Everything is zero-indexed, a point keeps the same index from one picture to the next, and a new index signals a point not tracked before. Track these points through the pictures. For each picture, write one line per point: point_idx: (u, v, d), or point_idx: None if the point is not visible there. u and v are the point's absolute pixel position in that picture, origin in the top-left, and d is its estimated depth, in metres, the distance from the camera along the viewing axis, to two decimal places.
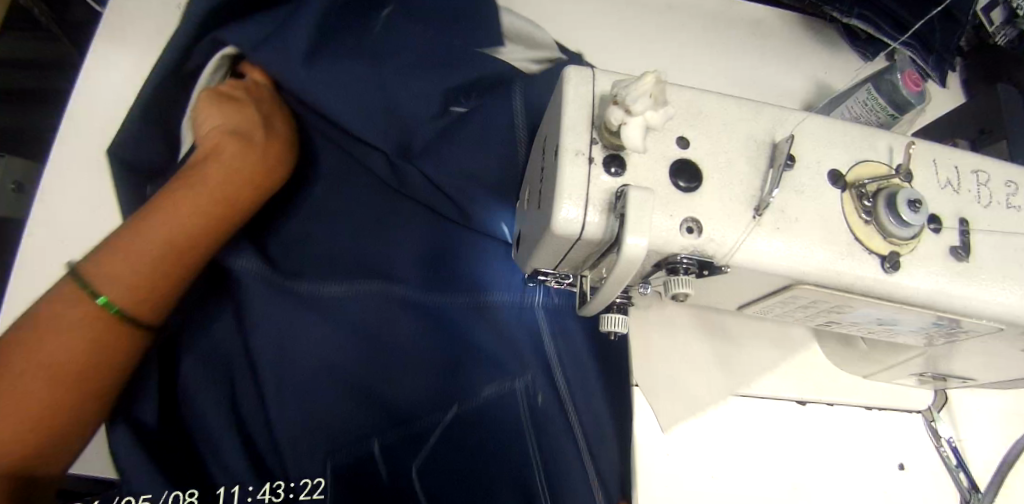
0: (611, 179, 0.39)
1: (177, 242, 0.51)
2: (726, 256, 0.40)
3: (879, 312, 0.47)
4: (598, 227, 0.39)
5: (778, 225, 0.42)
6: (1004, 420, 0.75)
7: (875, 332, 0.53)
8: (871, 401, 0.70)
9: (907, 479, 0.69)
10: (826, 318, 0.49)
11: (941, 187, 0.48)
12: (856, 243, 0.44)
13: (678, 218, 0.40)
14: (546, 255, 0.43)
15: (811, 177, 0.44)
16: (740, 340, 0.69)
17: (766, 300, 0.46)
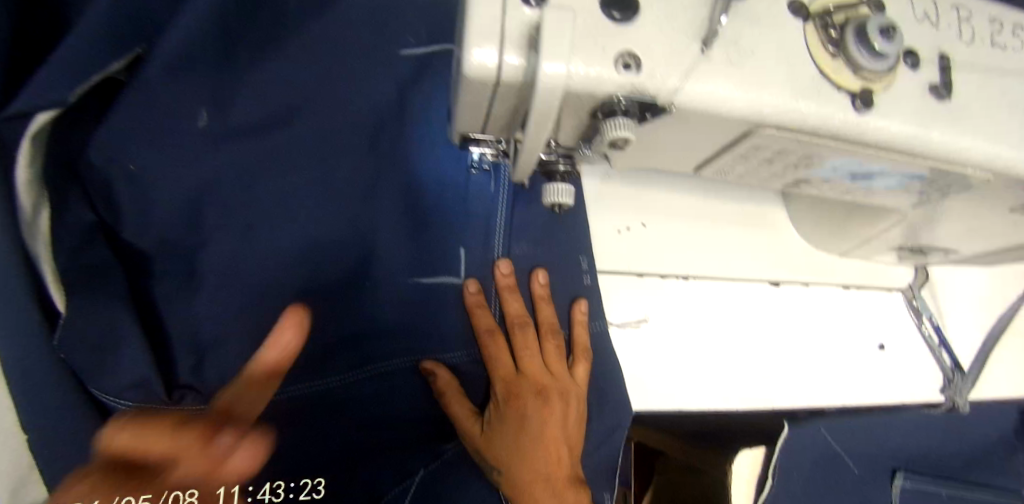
0: (530, 12, 0.34)
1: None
2: (670, 96, 0.35)
3: (851, 161, 0.43)
4: (517, 68, 0.33)
5: (729, 60, 0.36)
6: (985, 295, 0.74)
7: (849, 192, 0.49)
8: (847, 279, 0.68)
9: (884, 358, 0.68)
10: (795, 176, 0.45)
11: (919, 20, 0.43)
12: (821, 78, 0.39)
13: (613, 53, 0.34)
14: (471, 115, 0.38)
15: (767, 8, 0.39)
16: (707, 220, 0.64)
17: (723, 155, 0.42)
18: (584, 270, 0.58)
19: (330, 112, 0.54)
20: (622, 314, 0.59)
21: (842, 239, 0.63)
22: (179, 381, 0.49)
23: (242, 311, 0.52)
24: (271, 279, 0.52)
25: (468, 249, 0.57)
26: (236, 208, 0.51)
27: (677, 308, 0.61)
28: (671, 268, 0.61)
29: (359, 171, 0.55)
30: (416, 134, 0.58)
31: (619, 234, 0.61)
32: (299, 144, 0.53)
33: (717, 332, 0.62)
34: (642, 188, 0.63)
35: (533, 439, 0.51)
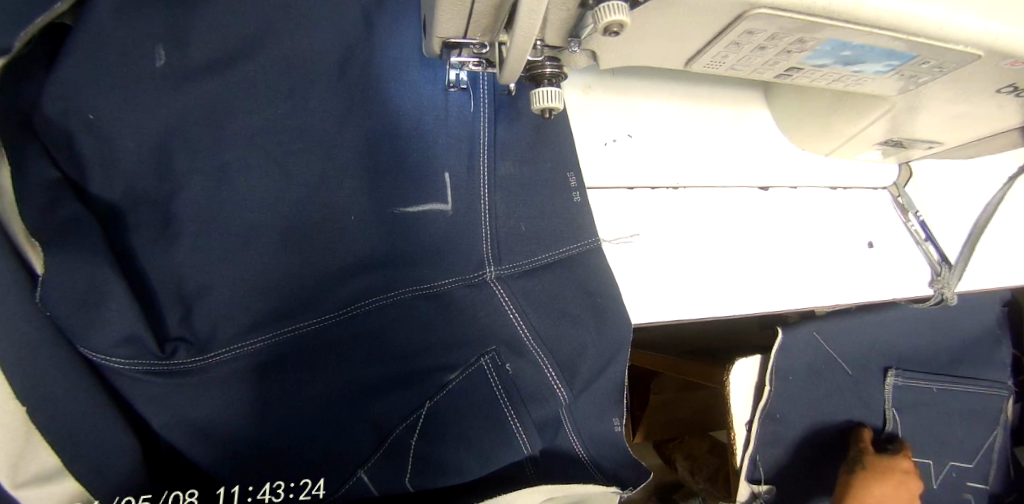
0: None
1: None
2: None
3: (845, 43, 0.41)
4: None
5: None
6: (960, 188, 0.77)
7: (839, 78, 0.48)
8: (835, 181, 0.70)
9: (874, 255, 0.71)
10: (785, 61, 0.44)
11: None
12: None
13: None
14: (450, 15, 0.35)
15: None
16: (694, 129, 0.65)
17: (717, 42, 0.41)
18: (574, 187, 0.57)
19: (291, 36, 0.50)
20: (612, 230, 0.61)
21: (826, 137, 0.64)
22: (170, 334, 0.48)
23: (228, 261, 0.49)
24: (257, 217, 0.50)
25: (453, 173, 0.55)
26: (206, 153, 0.49)
27: (671, 220, 0.63)
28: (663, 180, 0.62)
29: (330, 101, 0.51)
30: (387, 50, 0.53)
31: (606, 147, 0.61)
32: (261, 74, 0.49)
33: (711, 238, 0.64)
34: (626, 99, 0.62)
35: None
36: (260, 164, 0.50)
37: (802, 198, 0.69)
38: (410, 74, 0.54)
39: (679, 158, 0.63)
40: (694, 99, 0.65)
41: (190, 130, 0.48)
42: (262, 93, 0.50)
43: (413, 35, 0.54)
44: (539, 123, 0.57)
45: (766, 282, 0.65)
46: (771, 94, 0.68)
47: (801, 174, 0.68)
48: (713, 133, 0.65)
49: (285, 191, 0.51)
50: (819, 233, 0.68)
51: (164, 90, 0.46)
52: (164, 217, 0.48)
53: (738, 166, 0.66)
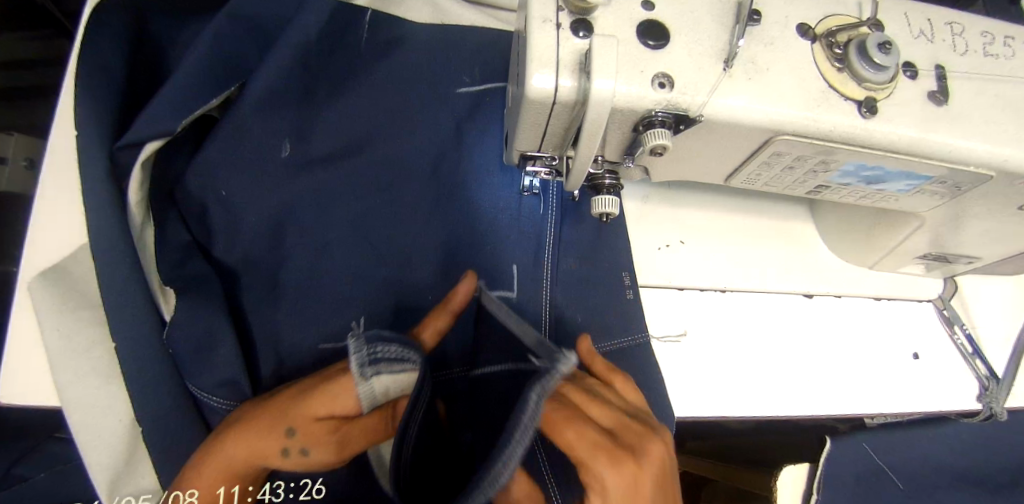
0: (580, 42, 0.40)
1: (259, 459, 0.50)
2: (700, 108, 0.41)
3: (866, 166, 0.47)
4: (570, 89, 0.40)
5: (749, 77, 0.42)
6: (1013, 303, 0.77)
7: (866, 195, 0.54)
8: (878, 291, 0.74)
9: (920, 366, 0.72)
10: (815, 182, 0.51)
11: (915, 37, 0.48)
12: (830, 90, 0.44)
13: (649, 74, 0.41)
14: (528, 131, 0.45)
15: (780, 32, 0.45)
16: (738, 239, 0.73)
17: (749, 164, 0.48)
18: (627, 284, 0.66)
19: (402, 152, 0.66)
20: (662, 327, 0.67)
21: (867, 251, 0.70)
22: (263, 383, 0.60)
23: None
24: (354, 287, 0.62)
25: (520, 265, 0.65)
26: (315, 233, 0.63)
27: (719, 318, 0.69)
28: (710, 283, 0.70)
29: (421, 198, 0.65)
30: (474, 158, 0.67)
31: (659, 251, 0.70)
32: (363, 177, 0.65)
33: (760, 340, 0.69)
34: (679, 210, 0.72)
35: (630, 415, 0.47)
36: (363, 245, 0.63)
37: (852, 310, 0.73)
38: (497, 177, 0.67)
39: (726, 265, 0.71)
40: (738, 211, 0.74)
41: (302, 211, 0.62)
42: (376, 194, 0.65)
43: (494, 147, 0.68)
44: (599, 226, 0.68)
45: (810, 384, 0.68)
46: (816, 211, 0.75)
47: (844, 286, 0.74)
48: (757, 243, 0.73)
49: (380, 268, 0.63)
50: (863, 343, 0.72)
51: (306, 188, 0.63)
52: (271, 281, 0.61)
53: (781, 275, 0.72)
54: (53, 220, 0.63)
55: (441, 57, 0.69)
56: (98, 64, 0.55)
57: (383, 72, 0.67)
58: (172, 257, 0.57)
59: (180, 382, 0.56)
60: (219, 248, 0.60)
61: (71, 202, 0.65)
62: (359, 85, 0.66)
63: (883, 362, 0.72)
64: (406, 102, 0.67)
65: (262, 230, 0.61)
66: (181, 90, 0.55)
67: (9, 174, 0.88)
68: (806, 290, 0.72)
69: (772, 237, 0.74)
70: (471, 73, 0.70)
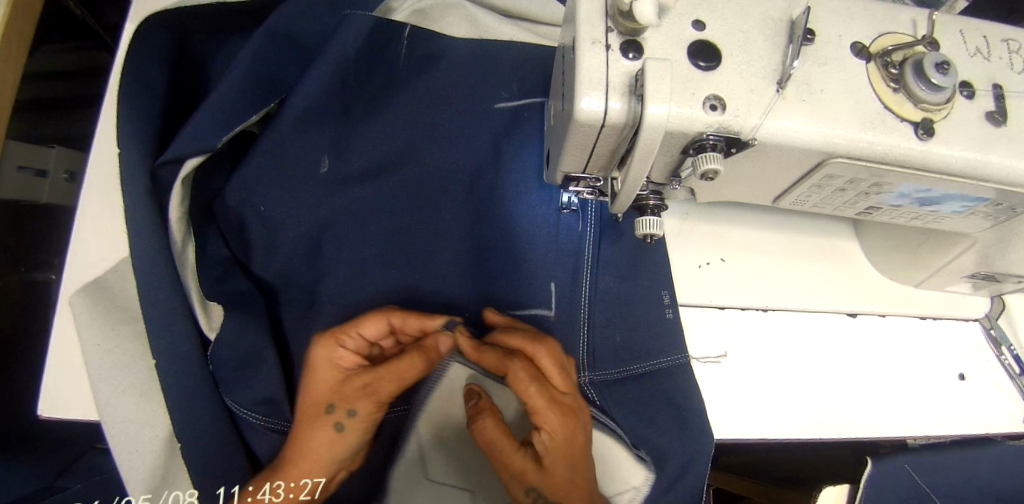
0: (629, 64, 0.40)
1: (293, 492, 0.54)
2: (752, 131, 0.40)
3: (921, 189, 0.46)
4: (620, 112, 0.39)
5: (802, 99, 0.41)
6: None
7: (918, 217, 0.52)
8: (924, 311, 0.73)
9: (967, 388, 0.70)
10: (865, 204, 0.50)
11: (971, 55, 0.47)
12: (886, 111, 0.43)
13: (701, 96, 0.40)
14: (575, 153, 0.44)
15: (833, 51, 0.43)
16: (778, 256, 0.71)
17: (799, 186, 0.47)
18: (666, 303, 0.66)
19: (439, 168, 0.66)
20: (702, 348, 0.66)
21: (914, 269, 0.68)
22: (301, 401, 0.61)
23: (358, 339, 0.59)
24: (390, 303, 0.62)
25: (558, 283, 0.65)
26: (353, 250, 0.63)
27: (759, 338, 0.68)
28: (750, 301, 0.68)
29: (458, 215, 0.65)
30: (509, 174, 0.67)
31: (697, 269, 0.69)
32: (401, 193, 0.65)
33: (802, 362, 0.68)
34: (719, 227, 0.72)
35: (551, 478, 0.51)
36: (400, 260, 0.63)
37: (895, 330, 0.72)
38: (533, 195, 0.67)
39: (766, 283, 0.70)
40: (777, 228, 0.73)
41: (340, 228, 0.63)
42: (412, 210, 0.65)
43: (529, 163, 0.68)
44: (635, 244, 0.68)
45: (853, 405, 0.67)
46: (859, 228, 0.74)
47: (886, 305, 0.72)
48: (798, 261, 0.72)
49: (415, 284, 0.63)
50: (907, 362, 0.70)
51: (342, 204, 0.63)
52: (310, 298, 0.62)
53: (822, 293, 0.71)
54: (93, 234, 0.64)
55: (477, 72, 0.69)
56: (142, 83, 0.56)
57: (417, 89, 0.67)
58: (214, 273, 0.57)
59: (219, 398, 0.56)
60: (257, 265, 0.61)
61: (110, 215, 0.65)
62: (393, 101, 0.67)
63: (930, 383, 0.70)
64: (440, 119, 0.67)
65: (299, 246, 0.61)
66: (221, 109, 0.55)
67: (50, 186, 0.87)
68: (848, 308, 0.71)
69: (813, 254, 0.73)
70: (506, 89, 0.69)
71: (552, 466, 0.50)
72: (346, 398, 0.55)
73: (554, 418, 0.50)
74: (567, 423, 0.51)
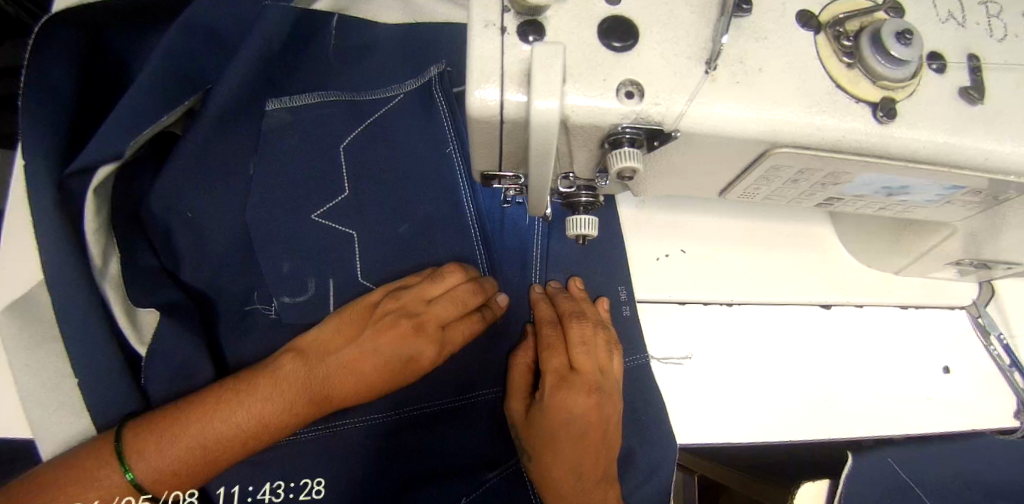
0: (528, 49, 0.34)
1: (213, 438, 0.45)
2: (675, 122, 0.35)
3: (883, 178, 0.40)
4: (518, 105, 0.34)
5: (736, 80, 0.36)
6: None
7: (887, 206, 0.47)
8: (906, 299, 0.67)
9: (953, 383, 0.65)
10: (823, 194, 0.44)
11: (942, 22, 0.41)
12: (837, 90, 0.37)
13: (614, 83, 0.34)
14: (482, 152, 0.39)
15: (775, 22, 0.37)
16: (747, 244, 0.66)
17: (744, 179, 0.42)
18: (623, 300, 0.62)
19: (371, 163, 0.61)
20: (663, 348, 0.62)
21: (894, 256, 0.63)
22: None
23: None
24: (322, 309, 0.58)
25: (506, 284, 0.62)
26: (277, 256, 0.58)
27: (724, 335, 0.63)
28: (715, 296, 0.64)
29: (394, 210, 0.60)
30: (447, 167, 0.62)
31: (656, 262, 0.64)
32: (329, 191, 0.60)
33: (771, 359, 0.63)
34: (682, 216, 0.66)
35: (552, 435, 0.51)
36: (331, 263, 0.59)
37: (874, 322, 0.67)
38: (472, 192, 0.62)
39: (732, 275, 0.65)
40: (744, 214, 0.67)
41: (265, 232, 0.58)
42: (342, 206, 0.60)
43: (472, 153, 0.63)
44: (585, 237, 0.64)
45: (825, 405, 0.62)
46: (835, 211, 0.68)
47: (864, 295, 0.67)
48: (768, 248, 0.66)
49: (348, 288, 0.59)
50: (886, 357, 0.65)
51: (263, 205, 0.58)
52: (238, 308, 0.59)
53: (794, 284, 0.65)
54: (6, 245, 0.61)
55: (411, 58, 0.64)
56: None
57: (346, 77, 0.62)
58: None
59: None
60: (184, 273, 0.56)
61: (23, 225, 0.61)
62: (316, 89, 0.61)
63: (911, 378, 0.65)
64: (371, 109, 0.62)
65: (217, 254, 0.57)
66: None
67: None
68: (822, 300, 0.66)
69: (784, 241, 0.67)
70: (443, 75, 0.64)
71: (546, 425, 0.51)
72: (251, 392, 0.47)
73: (574, 390, 0.50)
74: (558, 398, 0.50)
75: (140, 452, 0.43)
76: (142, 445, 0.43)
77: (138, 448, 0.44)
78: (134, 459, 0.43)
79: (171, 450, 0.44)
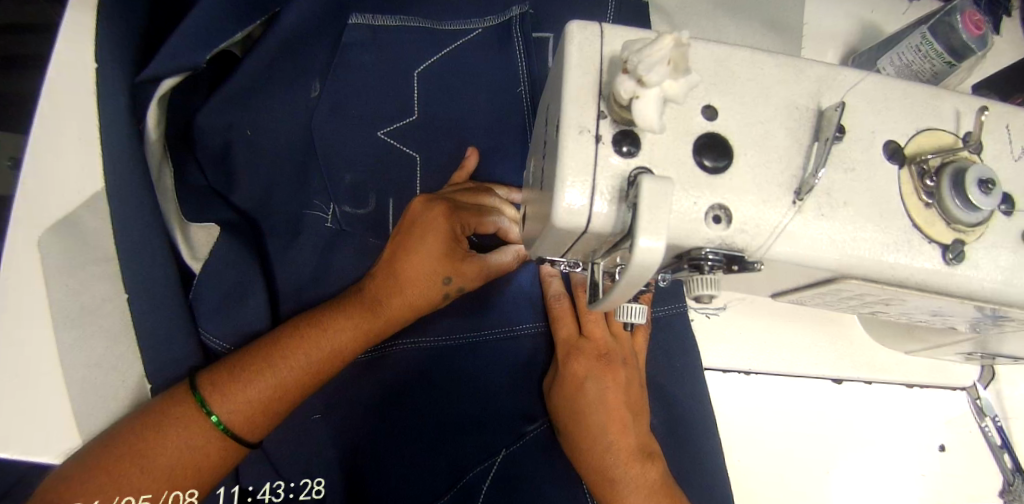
0: (622, 161, 0.33)
1: (288, 374, 0.48)
2: (759, 250, 0.35)
3: (938, 306, 0.41)
4: (607, 220, 0.33)
5: (821, 212, 0.35)
6: None
7: (928, 319, 0.47)
8: (911, 379, 0.69)
9: (946, 461, 0.68)
10: (872, 308, 0.45)
11: (1015, 159, 0.41)
12: (914, 228, 0.37)
13: (704, 206, 0.34)
14: (549, 247, 0.38)
15: (863, 151, 0.37)
16: (769, 315, 0.66)
17: (802, 291, 0.41)
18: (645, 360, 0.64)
19: None
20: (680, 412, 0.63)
21: (908, 342, 0.65)
22: None
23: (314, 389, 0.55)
24: None
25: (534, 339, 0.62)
26: None
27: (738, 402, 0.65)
28: (735, 363, 0.65)
29: None
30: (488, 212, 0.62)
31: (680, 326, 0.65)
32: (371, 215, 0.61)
33: (780, 427, 0.65)
34: None
35: (585, 411, 0.53)
36: None
37: (880, 399, 0.69)
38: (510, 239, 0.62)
39: (753, 345, 0.65)
40: None
41: None
42: None
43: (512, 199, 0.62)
44: None
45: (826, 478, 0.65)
46: None
47: (873, 374, 0.68)
48: (792, 320, 0.67)
49: None
50: (887, 434, 0.68)
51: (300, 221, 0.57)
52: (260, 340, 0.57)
53: (810, 359, 0.66)
54: None
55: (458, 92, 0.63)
56: None
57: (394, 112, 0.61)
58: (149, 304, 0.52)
59: None
60: (207, 302, 0.54)
61: None
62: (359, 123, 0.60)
63: (908, 454, 0.68)
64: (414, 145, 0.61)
65: (244, 284, 0.55)
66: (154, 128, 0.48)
67: None
68: (832, 376, 0.67)
69: (805, 312, 0.68)
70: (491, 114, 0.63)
71: (585, 413, 0.53)
72: (311, 330, 0.50)
73: (595, 366, 0.55)
74: (594, 375, 0.55)
75: (223, 391, 0.46)
76: (224, 387, 0.46)
77: (220, 392, 0.46)
78: (218, 401, 0.46)
79: (247, 392, 0.47)
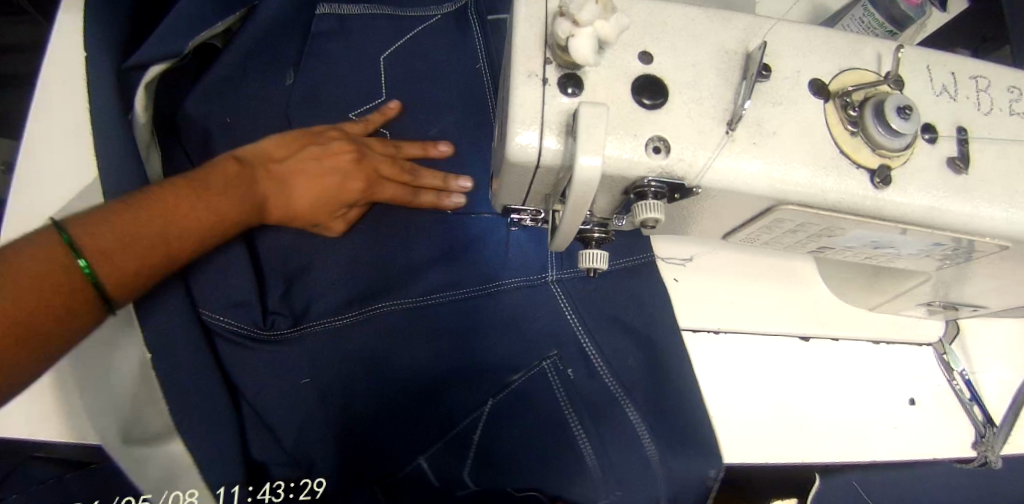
0: (567, 100, 0.37)
1: (168, 234, 0.46)
2: (697, 178, 0.38)
3: (874, 235, 0.44)
4: (555, 152, 0.36)
5: (752, 141, 0.39)
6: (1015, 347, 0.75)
7: (873, 256, 0.51)
8: (878, 335, 0.71)
9: (917, 414, 0.70)
10: (817, 244, 0.48)
11: (936, 95, 0.45)
12: (842, 156, 0.40)
13: (643, 138, 0.37)
14: (510, 189, 0.41)
15: (790, 89, 0.41)
16: (735, 276, 0.70)
17: (748, 227, 0.44)
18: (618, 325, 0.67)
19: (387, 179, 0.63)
20: None
21: (871, 295, 0.67)
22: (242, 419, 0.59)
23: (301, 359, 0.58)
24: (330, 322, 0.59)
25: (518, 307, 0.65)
26: None
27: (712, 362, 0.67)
28: (706, 323, 0.67)
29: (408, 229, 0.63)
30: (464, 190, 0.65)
31: None
32: None
33: (755, 384, 0.67)
34: (677, 246, 0.70)
35: None
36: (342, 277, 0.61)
37: (849, 355, 0.71)
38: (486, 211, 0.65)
39: (720, 305, 0.68)
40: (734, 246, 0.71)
41: None
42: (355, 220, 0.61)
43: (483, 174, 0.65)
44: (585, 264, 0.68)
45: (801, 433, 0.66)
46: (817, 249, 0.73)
47: (840, 330, 0.71)
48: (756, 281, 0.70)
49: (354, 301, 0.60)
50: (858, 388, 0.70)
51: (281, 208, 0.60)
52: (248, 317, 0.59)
53: (778, 316, 0.69)
54: None
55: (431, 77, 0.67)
56: None
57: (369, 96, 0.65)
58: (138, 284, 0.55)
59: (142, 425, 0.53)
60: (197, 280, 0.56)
61: None
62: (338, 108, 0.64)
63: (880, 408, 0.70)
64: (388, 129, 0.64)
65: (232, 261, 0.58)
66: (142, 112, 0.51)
67: None
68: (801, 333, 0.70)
69: (767, 273, 0.71)
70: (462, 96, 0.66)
71: None
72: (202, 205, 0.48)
73: None
74: None
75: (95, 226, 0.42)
76: (100, 225, 0.42)
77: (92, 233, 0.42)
78: (86, 234, 0.41)
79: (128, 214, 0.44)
